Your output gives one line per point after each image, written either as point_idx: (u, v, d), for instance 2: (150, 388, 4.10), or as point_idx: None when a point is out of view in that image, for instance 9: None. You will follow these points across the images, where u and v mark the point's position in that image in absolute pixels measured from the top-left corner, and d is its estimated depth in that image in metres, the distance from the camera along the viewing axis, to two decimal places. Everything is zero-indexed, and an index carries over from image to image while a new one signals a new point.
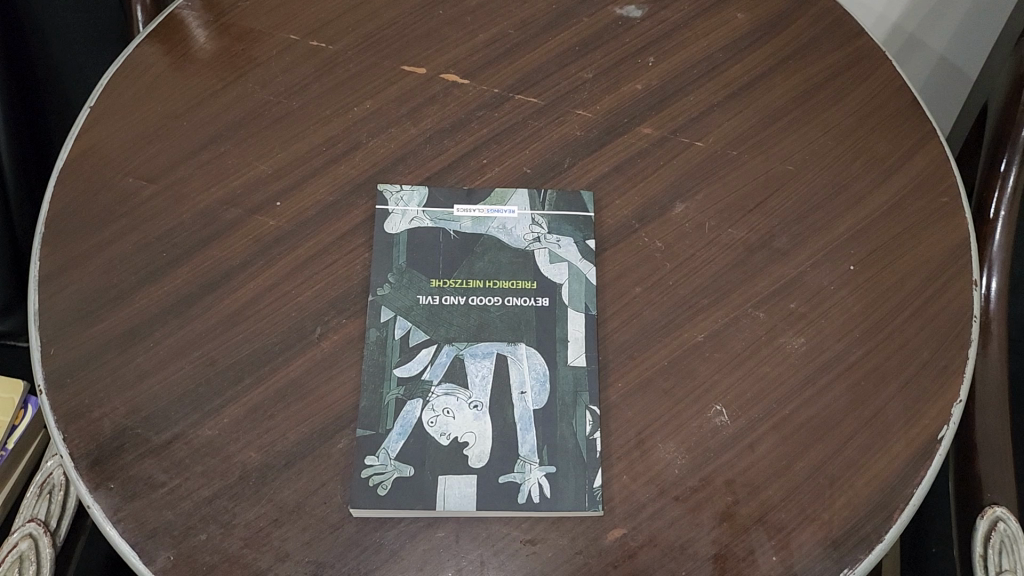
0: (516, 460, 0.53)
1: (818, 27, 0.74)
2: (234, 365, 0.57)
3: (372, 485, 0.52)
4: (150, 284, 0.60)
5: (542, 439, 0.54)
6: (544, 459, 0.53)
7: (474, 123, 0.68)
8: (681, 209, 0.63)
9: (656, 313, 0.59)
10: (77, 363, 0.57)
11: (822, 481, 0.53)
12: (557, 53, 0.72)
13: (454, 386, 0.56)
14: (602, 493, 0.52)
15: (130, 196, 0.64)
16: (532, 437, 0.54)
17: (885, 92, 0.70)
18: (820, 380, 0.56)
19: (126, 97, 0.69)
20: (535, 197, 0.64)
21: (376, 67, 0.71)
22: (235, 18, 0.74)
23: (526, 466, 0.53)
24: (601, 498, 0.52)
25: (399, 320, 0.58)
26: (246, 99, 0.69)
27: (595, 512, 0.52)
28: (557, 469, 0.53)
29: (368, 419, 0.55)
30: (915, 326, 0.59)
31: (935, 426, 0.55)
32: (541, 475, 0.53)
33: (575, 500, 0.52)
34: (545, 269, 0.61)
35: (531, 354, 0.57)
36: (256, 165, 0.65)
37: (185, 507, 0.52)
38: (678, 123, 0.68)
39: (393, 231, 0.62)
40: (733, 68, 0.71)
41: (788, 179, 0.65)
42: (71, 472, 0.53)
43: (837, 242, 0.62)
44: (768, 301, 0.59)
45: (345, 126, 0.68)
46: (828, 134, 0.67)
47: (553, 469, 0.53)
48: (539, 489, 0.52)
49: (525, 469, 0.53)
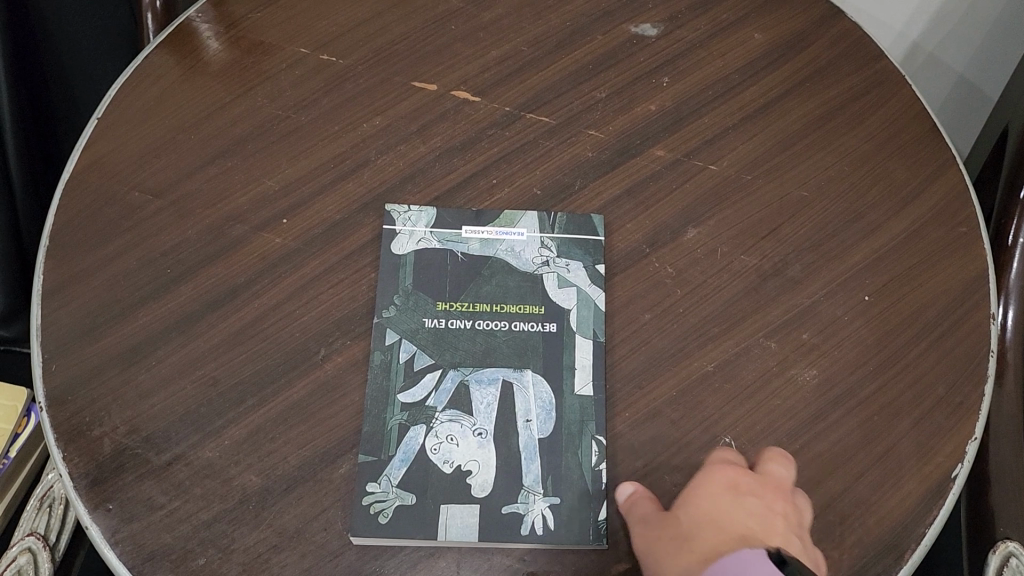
0: (519, 491, 0.52)
1: (837, 47, 0.73)
2: (235, 387, 0.56)
3: (373, 513, 0.51)
4: (154, 299, 0.59)
5: (547, 469, 0.53)
6: (548, 490, 0.53)
7: (484, 141, 0.67)
8: (693, 234, 0.62)
9: (665, 341, 0.58)
10: (78, 380, 0.56)
11: (833, 519, 0.52)
12: (570, 71, 0.71)
13: (458, 412, 0.55)
14: (607, 526, 0.51)
15: (136, 209, 0.63)
16: (536, 467, 0.53)
17: (905, 116, 0.69)
18: (832, 413, 0.55)
19: (135, 108, 0.68)
20: (544, 219, 0.63)
21: (387, 82, 0.70)
22: (246, 30, 0.73)
23: (529, 496, 0.52)
24: (605, 531, 0.51)
25: (404, 344, 0.57)
26: (255, 113, 0.68)
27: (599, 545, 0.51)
28: (561, 501, 0.52)
29: (371, 445, 0.54)
30: (931, 359, 0.57)
31: (949, 464, 0.54)
32: (545, 506, 0.52)
33: (579, 533, 0.51)
34: (553, 294, 0.60)
35: (537, 381, 0.56)
36: (263, 181, 0.65)
37: (183, 530, 0.51)
38: (692, 145, 0.67)
39: (400, 252, 0.61)
40: (750, 89, 0.70)
41: (804, 205, 0.64)
42: (69, 491, 0.52)
43: (853, 271, 0.61)
44: (780, 330, 0.58)
45: (354, 142, 0.67)
46: (844, 159, 0.66)
47: (557, 500, 0.52)
48: (543, 521, 0.51)
49: (529, 500, 0.52)
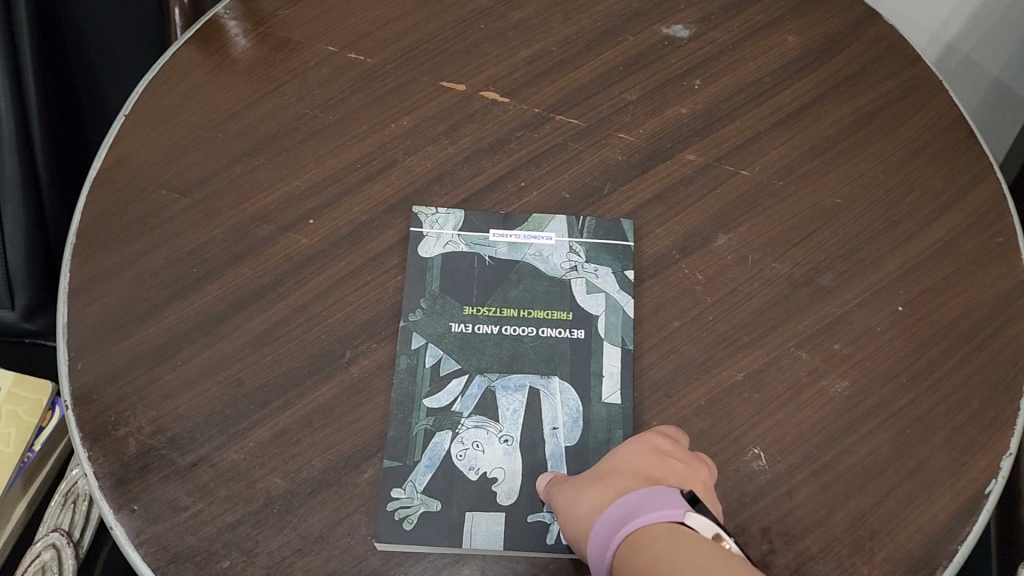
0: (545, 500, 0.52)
1: (874, 50, 0.72)
2: (261, 388, 0.56)
3: (398, 519, 0.51)
4: (180, 299, 0.59)
5: None
6: None
7: (513, 143, 0.66)
8: (724, 240, 0.62)
9: (694, 349, 0.57)
10: (104, 379, 0.56)
11: (863, 533, 0.51)
12: (600, 72, 0.70)
13: (485, 419, 0.54)
14: None
15: (162, 208, 0.63)
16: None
17: (941, 122, 0.68)
18: (863, 426, 0.54)
19: (163, 106, 0.68)
20: (573, 223, 0.62)
21: (415, 82, 0.70)
22: (275, 27, 0.73)
23: None
24: None
25: (431, 348, 0.57)
26: (282, 111, 0.68)
27: None
28: None
29: (396, 450, 0.53)
30: (965, 372, 0.56)
31: (983, 480, 0.53)
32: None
33: None
34: (582, 300, 0.59)
35: (564, 389, 0.56)
36: (290, 181, 0.64)
37: (207, 532, 0.51)
38: (723, 150, 0.66)
39: (426, 255, 0.61)
40: (782, 93, 0.69)
41: (837, 212, 0.63)
42: (95, 491, 0.52)
43: (887, 281, 0.60)
44: (812, 340, 0.57)
45: (382, 142, 0.66)
46: (879, 165, 0.65)
47: None
48: None
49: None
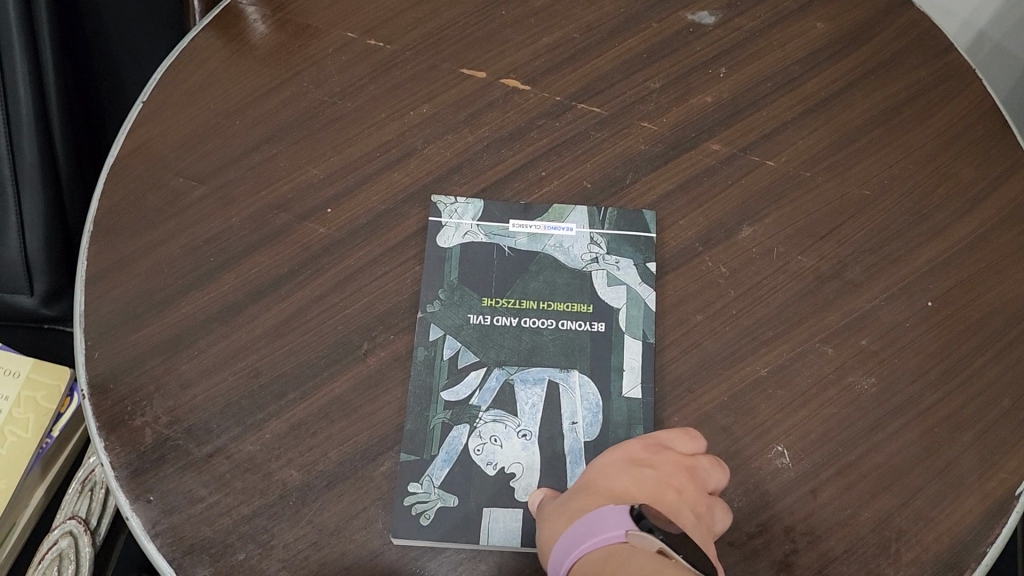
0: None
1: (905, 38, 0.70)
2: (277, 379, 0.55)
3: (415, 514, 0.50)
4: (197, 288, 0.59)
5: None
6: None
7: (534, 132, 0.65)
8: (748, 232, 0.60)
9: (718, 343, 0.56)
10: (120, 368, 0.56)
11: (888, 535, 0.50)
12: (624, 60, 0.69)
13: (503, 413, 0.54)
14: None
15: (180, 195, 0.63)
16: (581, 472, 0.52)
17: (974, 112, 0.66)
18: (890, 425, 0.53)
19: (181, 92, 0.68)
20: (594, 214, 0.61)
21: (435, 69, 0.69)
22: (293, 13, 0.72)
23: None
24: None
25: (449, 340, 0.56)
26: (300, 99, 0.67)
27: None
28: None
29: (413, 443, 0.53)
30: (995, 370, 0.55)
31: (1012, 480, 0.51)
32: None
33: None
34: (603, 293, 0.58)
35: (583, 382, 0.55)
36: (308, 169, 0.64)
37: (224, 524, 0.50)
38: (749, 139, 0.64)
39: (445, 245, 0.60)
40: (810, 81, 0.67)
41: (865, 204, 0.61)
42: (111, 480, 0.52)
43: (916, 276, 0.58)
44: (838, 336, 0.56)
45: (400, 131, 0.66)
46: (908, 156, 0.63)
47: None
48: None
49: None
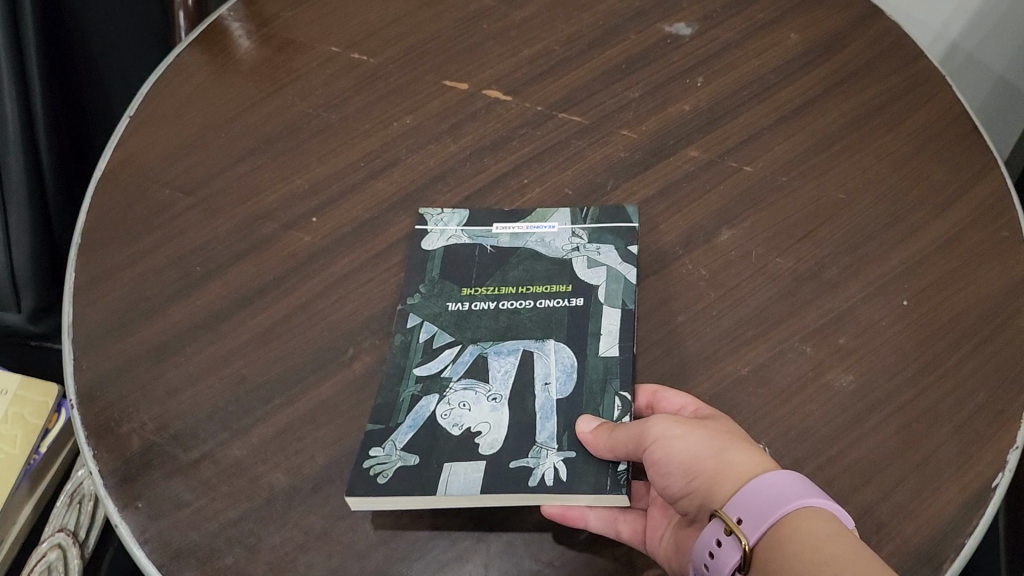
0: (531, 447, 0.51)
1: (877, 48, 0.72)
2: (263, 385, 0.55)
3: (372, 474, 0.50)
4: (184, 298, 0.60)
5: (562, 428, 0.51)
6: (563, 445, 0.51)
7: (516, 141, 0.66)
8: (727, 236, 0.61)
9: (698, 342, 0.56)
10: (108, 377, 0.56)
11: (871, 527, 0.48)
12: (603, 71, 0.71)
13: (474, 380, 0.54)
14: (626, 477, 0.49)
15: (167, 208, 0.64)
16: (551, 425, 0.52)
17: (944, 117, 0.67)
18: (870, 419, 0.53)
19: (173, 109, 0.70)
20: (576, 213, 0.62)
21: (418, 81, 0.71)
22: (278, 29, 0.75)
23: (542, 452, 0.50)
24: (624, 482, 0.49)
25: (426, 326, 0.57)
26: (285, 112, 0.69)
27: (617, 496, 0.48)
28: (576, 454, 0.50)
29: (380, 415, 0.53)
30: (970, 364, 0.54)
31: (988, 474, 0.50)
32: (559, 460, 0.50)
33: (592, 484, 0.49)
34: (582, 274, 0.59)
35: (559, 349, 0.55)
36: (293, 180, 0.65)
37: (210, 528, 0.50)
38: (727, 146, 0.66)
39: (429, 248, 0.61)
40: (785, 90, 0.69)
41: (840, 208, 0.62)
42: (98, 488, 0.52)
43: (889, 276, 0.59)
44: (817, 335, 0.56)
45: (384, 141, 0.67)
46: (881, 163, 0.65)
47: (572, 454, 0.50)
48: (554, 474, 0.49)
49: (541, 455, 0.50)
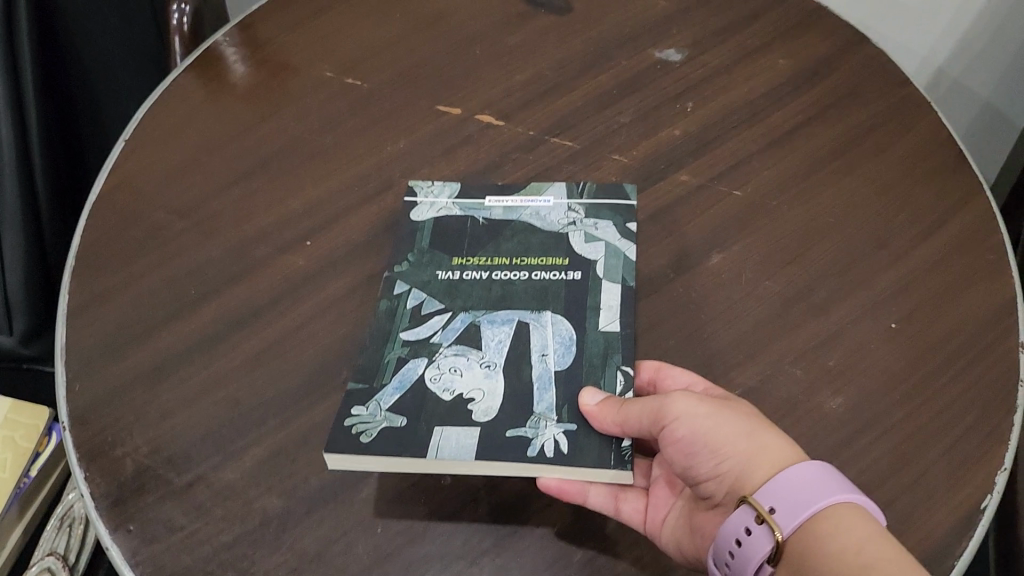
0: (529, 417, 0.51)
1: (863, 74, 0.73)
2: (256, 407, 0.55)
3: (355, 432, 0.51)
4: (177, 320, 0.60)
5: (561, 398, 0.52)
6: (563, 417, 0.51)
7: (508, 164, 0.67)
8: (718, 259, 0.62)
9: (690, 364, 0.57)
10: (101, 400, 0.56)
11: None
12: (593, 96, 0.72)
13: (465, 347, 0.55)
14: (631, 453, 0.50)
15: (161, 230, 0.64)
16: (550, 396, 0.52)
17: (929, 142, 0.68)
18: (861, 440, 0.53)
19: (168, 133, 0.70)
20: (571, 188, 0.65)
21: (411, 106, 0.72)
22: (271, 54, 0.76)
23: (540, 423, 0.51)
24: (629, 457, 0.49)
25: (414, 293, 0.59)
26: (279, 136, 0.70)
27: (621, 470, 0.49)
28: (576, 427, 0.51)
29: (363, 374, 0.55)
30: (958, 386, 0.55)
31: (977, 496, 0.50)
32: (558, 432, 0.51)
33: (597, 457, 0.49)
34: (579, 249, 0.61)
35: (556, 320, 0.57)
36: (287, 203, 0.66)
37: (203, 552, 0.49)
38: (716, 170, 0.67)
39: (419, 219, 0.64)
40: (773, 115, 0.70)
41: (828, 231, 0.63)
42: (90, 512, 0.51)
43: (877, 298, 0.60)
44: (808, 357, 0.57)
45: (377, 164, 0.68)
46: (868, 186, 0.66)
47: (572, 426, 0.51)
48: (554, 445, 0.50)
49: (540, 426, 0.51)
